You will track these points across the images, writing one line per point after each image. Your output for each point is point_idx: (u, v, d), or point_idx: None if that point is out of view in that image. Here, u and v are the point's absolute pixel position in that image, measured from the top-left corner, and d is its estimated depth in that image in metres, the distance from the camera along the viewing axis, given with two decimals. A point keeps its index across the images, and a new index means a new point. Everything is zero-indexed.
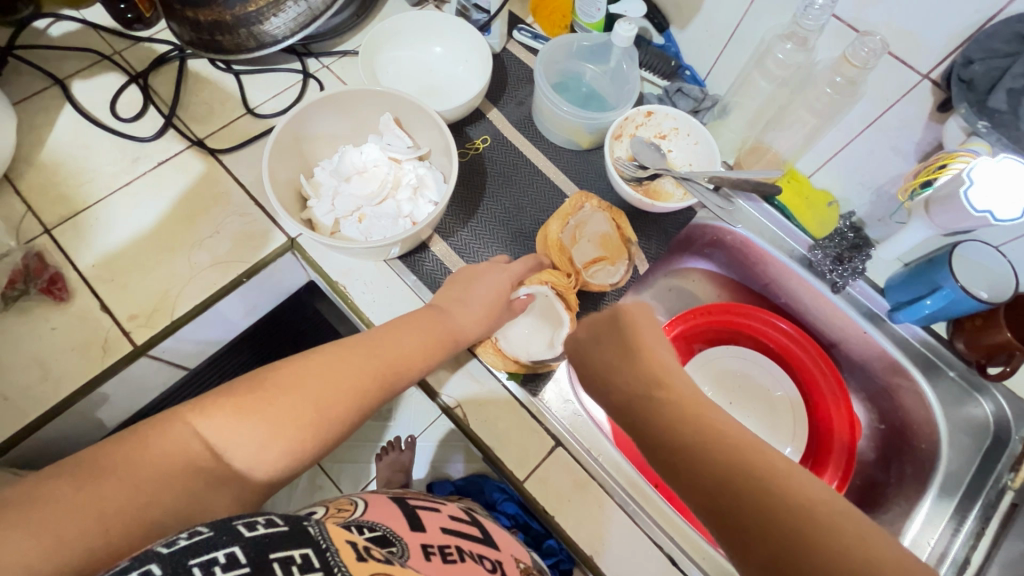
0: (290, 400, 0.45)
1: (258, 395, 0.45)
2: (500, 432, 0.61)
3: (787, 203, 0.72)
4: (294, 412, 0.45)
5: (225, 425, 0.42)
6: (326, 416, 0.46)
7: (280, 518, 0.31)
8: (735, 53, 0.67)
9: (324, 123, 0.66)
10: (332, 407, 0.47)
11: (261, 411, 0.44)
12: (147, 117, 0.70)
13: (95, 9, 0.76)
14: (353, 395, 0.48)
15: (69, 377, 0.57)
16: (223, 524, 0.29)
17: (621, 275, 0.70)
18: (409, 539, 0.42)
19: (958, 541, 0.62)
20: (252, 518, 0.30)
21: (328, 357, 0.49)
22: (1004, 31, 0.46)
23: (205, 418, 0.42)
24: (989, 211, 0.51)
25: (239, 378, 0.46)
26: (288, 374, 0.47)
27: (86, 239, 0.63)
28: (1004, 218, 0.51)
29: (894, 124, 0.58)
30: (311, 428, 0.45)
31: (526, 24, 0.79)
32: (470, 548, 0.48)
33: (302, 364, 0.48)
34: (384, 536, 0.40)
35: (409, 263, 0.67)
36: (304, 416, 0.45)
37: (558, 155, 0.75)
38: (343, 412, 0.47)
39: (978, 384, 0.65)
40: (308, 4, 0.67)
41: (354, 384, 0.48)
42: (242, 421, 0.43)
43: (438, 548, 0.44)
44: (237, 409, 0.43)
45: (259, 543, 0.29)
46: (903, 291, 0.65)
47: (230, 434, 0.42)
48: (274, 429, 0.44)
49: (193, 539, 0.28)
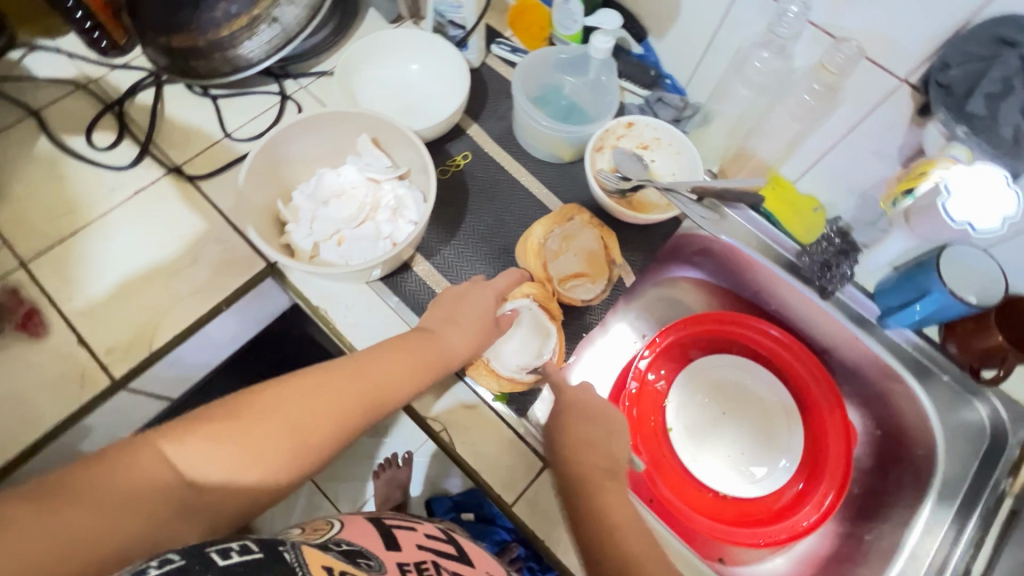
0: (268, 425, 0.44)
1: (234, 420, 0.44)
2: (486, 457, 0.60)
3: (773, 209, 0.70)
4: (269, 437, 0.44)
5: (198, 447, 0.42)
6: (304, 440, 0.46)
7: (255, 543, 0.30)
8: (714, 60, 0.67)
9: (301, 145, 0.65)
10: (308, 429, 0.46)
11: (235, 433, 0.43)
12: (123, 145, 0.69)
13: (71, 38, 0.75)
14: (331, 419, 0.47)
15: (48, 412, 0.57)
16: (196, 552, 0.28)
17: (598, 293, 0.69)
18: (385, 557, 0.42)
19: (957, 552, 0.60)
20: (225, 545, 0.29)
21: (306, 379, 0.48)
22: (981, 34, 0.46)
23: (180, 443, 0.41)
24: (969, 222, 0.51)
25: (216, 403, 0.45)
26: (267, 398, 0.46)
27: (64, 271, 0.62)
28: (985, 229, 0.51)
29: (876, 129, 0.58)
30: (287, 452, 0.45)
31: (504, 37, 0.79)
32: (446, 565, 0.47)
33: (278, 389, 0.47)
34: (362, 551, 0.40)
35: (391, 284, 0.66)
36: (283, 441, 0.45)
37: (539, 169, 0.74)
38: (320, 439, 0.46)
39: (975, 388, 0.64)
40: (283, 27, 0.67)
41: (334, 406, 0.48)
42: (215, 444, 0.42)
43: (415, 565, 0.44)
44: (209, 436, 0.42)
45: (234, 571, 0.27)
46: (891, 296, 0.64)
47: (208, 457, 0.42)
48: (248, 455, 0.43)
49: (164, 568, 0.26)
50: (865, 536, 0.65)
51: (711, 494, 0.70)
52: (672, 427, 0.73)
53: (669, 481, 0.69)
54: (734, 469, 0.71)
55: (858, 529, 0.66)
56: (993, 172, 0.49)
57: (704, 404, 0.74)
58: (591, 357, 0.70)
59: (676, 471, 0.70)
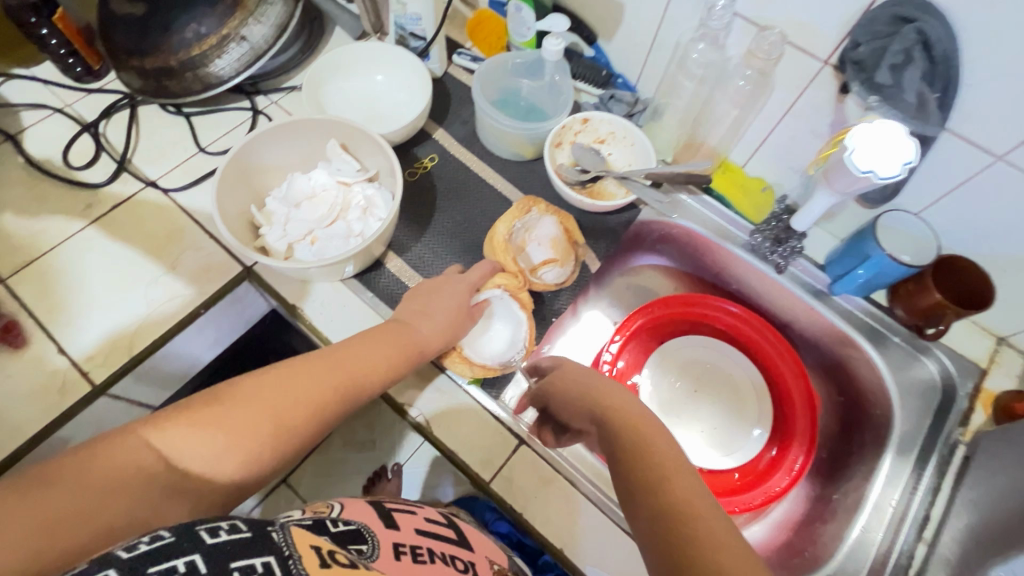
0: (251, 411, 0.46)
1: (216, 409, 0.45)
2: (463, 437, 0.63)
3: (723, 191, 0.76)
4: (249, 422, 0.46)
5: (180, 434, 0.43)
6: (283, 425, 0.47)
7: (244, 523, 0.31)
8: (658, 58, 0.72)
9: (272, 154, 0.68)
10: (288, 413, 0.48)
11: (216, 420, 0.45)
12: (99, 163, 0.72)
13: (46, 66, 0.78)
14: (310, 407, 0.49)
15: (28, 423, 0.58)
16: (186, 529, 0.29)
17: (568, 275, 0.72)
18: (382, 535, 0.45)
19: (917, 500, 0.63)
20: (215, 524, 0.31)
21: (284, 371, 0.50)
22: (883, 14, 0.51)
23: (164, 429, 0.43)
24: (873, 170, 0.53)
25: (196, 393, 0.46)
26: (248, 387, 0.48)
27: (42, 284, 0.64)
28: (886, 176, 0.54)
29: (808, 109, 0.63)
30: (270, 435, 0.47)
31: (465, 48, 0.83)
32: (442, 549, 0.49)
33: (257, 380, 0.49)
34: (357, 531, 0.43)
35: (365, 281, 0.68)
36: (265, 426, 0.46)
37: (503, 167, 0.78)
38: (301, 423, 0.48)
39: (921, 345, 0.68)
40: (251, 44, 0.70)
41: (311, 397, 0.49)
42: (197, 431, 0.44)
43: (410, 548, 0.46)
44: (192, 422, 0.44)
45: (220, 549, 0.29)
46: (839, 265, 0.69)
47: (192, 444, 0.43)
48: (233, 439, 0.45)
49: (154, 544, 0.28)
50: (833, 496, 0.68)
51: None
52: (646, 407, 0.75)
53: None
54: (709, 444, 0.74)
55: (826, 489, 0.69)
56: (892, 125, 0.53)
57: (675, 383, 0.77)
58: (563, 345, 0.74)
59: None
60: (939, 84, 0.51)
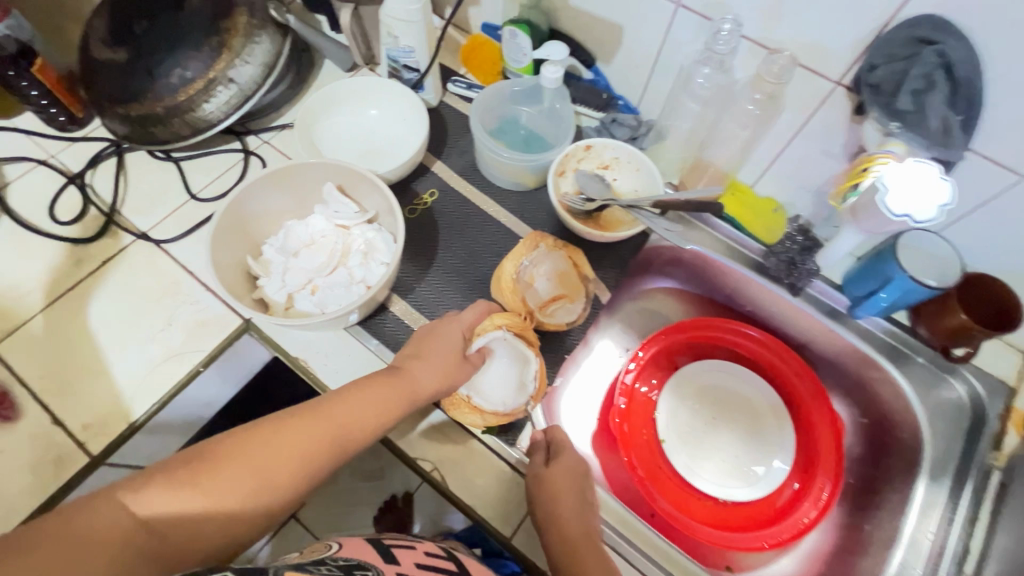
0: (234, 471, 0.44)
1: (195, 468, 0.43)
2: (479, 490, 0.60)
3: (736, 215, 0.72)
4: (233, 482, 0.43)
5: (159, 496, 0.40)
6: (267, 482, 0.45)
7: None
8: (660, 81, 0.70)
9: (266, 201, 0.65)
10: (274, 472, 0.45)
11: (196, 480, 0.42)
12: (89, 216, 0.69)
13: (28, 116, 0.76)
14: (298, 461, 0.47)
15: (25, 500, 0.55)
16: None
17: (579, 313, 0.70)
18: (385, 568, 0.43)
19: (956, 531, 0.61)
20: None
21: (271, 427, 0.47)
22: (899, 35, 0.49)
23: (142, 492, 0.40)
24: (908, 214, 0.52)
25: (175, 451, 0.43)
26: (231, 443, 0.45)
27: (31, 349, 0.61)
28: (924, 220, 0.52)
29: (821, 129, 0.60)
30: (253, 492, 0.44)
31: (459, 75, 0.81)
32: None
33: (243, 436, 0.46)
34: (361, 563, 0.41)
35: (370, 327, 0.66)
36: (248, 483, 0.44)
37: (506, 199, 0.75)
38: (287, 480, 0.46)
39: (948, 366, 0.66)
40: (239, 86, 0.68)
41: (298, 451, 0.47)
42: (175, 492, 0.41)
43: None
44: (171, 483, 0.41)
45: None
46: (858, 286, 0.66)
47: (170, 506, 0.40)
48: (214, 500, 0.42)
49: None
50: (864, 526, 0.66)
51: (712, 503, 0.69)
52: (664, 438, 0.73)
53: (669, 495, 0.69)
54: (732, 473, 0.71)
55: (856, 519, 0.67)
56: (925, 167, 0.52)
57: (692, 411, 0.75)
58: (579, 379, 0.72)
59: (674, 483, 0.70)
60: (961, 107, 0.50)
